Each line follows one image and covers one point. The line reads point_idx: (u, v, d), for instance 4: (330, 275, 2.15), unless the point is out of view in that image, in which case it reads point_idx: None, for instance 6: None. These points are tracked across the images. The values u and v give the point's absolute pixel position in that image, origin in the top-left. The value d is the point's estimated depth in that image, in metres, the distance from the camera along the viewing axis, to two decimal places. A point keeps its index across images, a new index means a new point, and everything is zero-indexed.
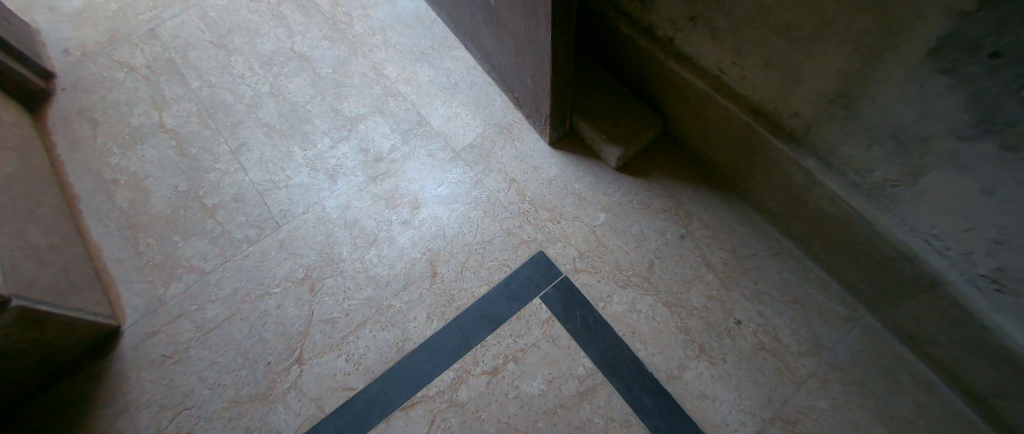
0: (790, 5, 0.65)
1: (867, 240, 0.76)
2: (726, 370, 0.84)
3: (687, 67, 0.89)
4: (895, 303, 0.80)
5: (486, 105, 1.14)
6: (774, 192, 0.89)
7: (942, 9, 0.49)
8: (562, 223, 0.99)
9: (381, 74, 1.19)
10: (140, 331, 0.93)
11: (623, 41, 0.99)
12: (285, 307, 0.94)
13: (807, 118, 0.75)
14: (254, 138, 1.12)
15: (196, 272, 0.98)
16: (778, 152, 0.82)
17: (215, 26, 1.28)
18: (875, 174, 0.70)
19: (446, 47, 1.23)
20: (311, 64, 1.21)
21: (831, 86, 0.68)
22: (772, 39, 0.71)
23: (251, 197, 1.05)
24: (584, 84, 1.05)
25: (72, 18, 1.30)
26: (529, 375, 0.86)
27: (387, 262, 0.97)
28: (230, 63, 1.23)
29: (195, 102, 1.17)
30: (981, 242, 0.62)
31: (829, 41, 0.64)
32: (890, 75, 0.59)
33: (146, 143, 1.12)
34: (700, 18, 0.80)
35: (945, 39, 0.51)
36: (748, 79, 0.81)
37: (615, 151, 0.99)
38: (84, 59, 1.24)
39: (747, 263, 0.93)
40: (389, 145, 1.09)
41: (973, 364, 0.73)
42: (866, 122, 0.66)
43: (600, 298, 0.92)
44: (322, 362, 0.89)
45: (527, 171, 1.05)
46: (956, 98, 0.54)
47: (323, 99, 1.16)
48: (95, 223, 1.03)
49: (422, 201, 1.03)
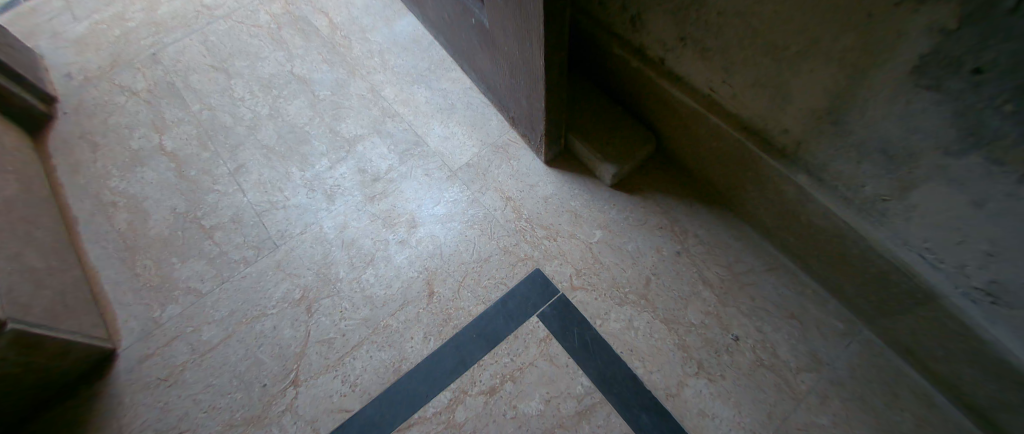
0: (775, 26, 0.67)
1: (860, 254, 0.77)
2: (725, 387, 0.84)
3: (678, 86, 0.91)
4: (892, 317, 0.80)
5: (482, 125, 1.16)
6: (768, 207, 0.90)
7: (923, 29, 0.51)
8: (558, 240, 1.00)
9: (379, 96, 1.21)
10: (135, 354, 0.92)
11: (616, 61, 1.01)
12: (281, 328, 0.94)
13: (797, 134, 0.77)
14: (253, 159, 1.13)
15: (193, 293, 0.98)
16: (770, 168, 0.83)
17: (215, 51, 1.31)
18: (866, 189, 0.72)
19: (443, 68, 1.25)
20: (310, 86, 1.24)
21: (819, 103, 0.69)
22: (759, 58, 0.73)
23: (249, 218, 1.06)
24: (578, 104, 1.07)
25: (75, 44, 1.33)
26: (527, 395, 0.85)
27: (384, 281, 0.97)
28: (231, 86, 1.25)
29: (194, 125, 1.19)
30: (974, 255, 0.63)
31: (814, 60, 0.65)
32: (875, 92, 0.61)
33: (146, 165, 1.14)
34: (690, 39, 0.83)
35: (927, 56, 0.52)
36: (738, 96, 0.82)
37: (610, 169, 1.00)
38: (86, 84, 1.26)
39: (743, 278, 0.93)
40: (386, 165, 1.11)
41: (973, 378, 0.72)
42: (855, 138, 0.68)
43: (597, 316, 0.92)
44: (319, 384, 0.89)
45: (523, 189, 1.06)
46: (941, 115, 0.55)
47: (321, 121, 1.18)
48: (92, 246, 1.03)
49: (419, 220, 1.03)
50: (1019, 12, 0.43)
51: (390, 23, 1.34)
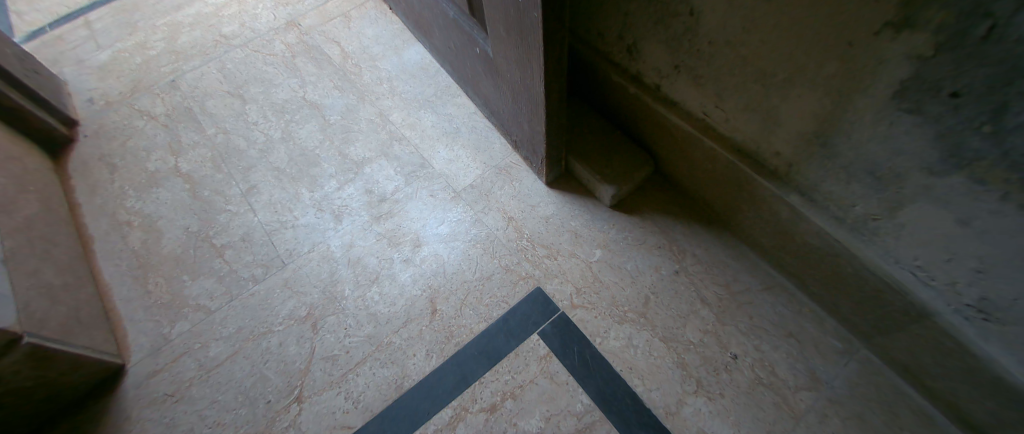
0: (763, 54, 0.71)
1: (854, 273, 0.79)
2: (724, 406, 0.84)
3: (673, 111, 0.95)
4: (887, 334, 0.81)
5: (485, 148, 1.20)
6: (763, 227, 0.92)
7: (901, 55, 0.54)
8: (559, 259, 1.02)
9: (387, 120, 1.26)
10: (144, 369, 0.94)
11: (613, 87, 1.06)
12: (287, 345, 0.96)
13: (788, 157, 0.80)
14: (264, 180, 1.18)
15: (202, 311, 1.01)
16: (763, 189, 0.86)
17: (232, 77, 1.37)
18: (856, 208, 0.74)
19: (449, 94, 1.30)
20: (321, 111, 1.29)
21: (808, 127, 0.72)
22: (749, 84, 0.77)
23: (258, 237, 1.09)
24: (578, 128, 1.11)
25: (99, 71, 1.40)
26: (526, 413, 0.86)
27: (388, 299, 0.99)
28: (245, 111, 1.30)
29: (209, 148, 1.24)
30: (962, 272, 0.64)
31: (801, 85, 0.69)
32: (860, 116, 0.64)
33: (162, 186, 1.18)
34: (683, 66, 0.87)
35: (907, 82, 0.55)
36: (731, 121, 0.86)
37: (609, 190, 1.03)
38: (107, 109, 1.32)
39: (742, 298, 0.94)
40: (392, 186, 1.15)
41: (971, 396, 0.72)
42: (843, 160, 0.71)
43: (597, 334, 0.93)
44: (322, 400, 0.90)
45: (525, 209, 1.09)
46: (923, 136, 0.58)
47: (331, 144, 1.23)
48: (106, 263, 1.07)
49: (424, 239, 1.06)
50: (991, 38, 0.46)
51: (400, 51, 1.40)
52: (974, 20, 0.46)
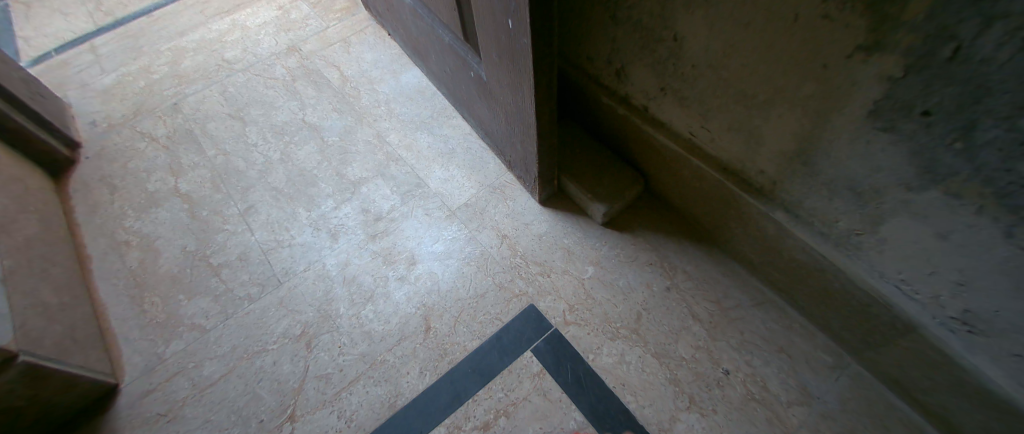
0: (744, 76, 0.74)
1: (842, 287, 0.80)
2: (717, 422, 0.84)
3: (661, 131, 0.98)
4: (876, 348, 0.82)
5: (480, 168, 1.22)
6: (751, 243, 0.94)
7: (874, 76, 0.57)
8: (552, 276, 1.03)
9: (384, 141, 1.29)
10: (137, 389, 0.94)
11: (603, 108, 1.09)
12: (281, 363, 0.96)
13: (772, 175, 0.82)
14: (262, 200, 1.20)
15: (197, 330, 1.01)
16: (750, 206, 0.88)
17: (233, 101, 1.41)
18: (839, 224, 0.76)
19: (444, 116, 1.34)
20: (319, 132, 1.32)
21: (790, 145, 0.75)
22: (731, 105, 0.80)
23: (255, 256, 1.10)
24: (570, 148, 1.14)
25: (102, 94, 1.44)
26: (519, 430, 0.86)
27: (382, 317, 1.00)
28: (245, 132, 1.33)
29: (209, 169, 1.26)
30: (945, 285, 0.66)
31: (781, 106, 0.72)
32: (838, 134, 0.66)
33: (161, 206, 1.20)
34: (669, 89, 0.90)
35: (881, 101, 0.58)
36: (716, 140, 0.89)
37: (600, 208, 1.05)
38: (109, 131, 1.35)
39: (733, 313, 0.95)
40: (388, 205, 1.16)
41: (961, 409, 0.73)
42: (824, 177, 0.73)
43: (589, 350, 0.93)
44: (314, 420, 0.89)
45: (518, 227, 1.11)
46: (899, 154, 0.60)
47: (329, 165, 1.25)
48: (103, 282, 1.08)
49: (419, 257, 1.08)
50: (956, 59, 0.49)
51: (397, 75, 1.44)
52: (940, 43, 0.49)
